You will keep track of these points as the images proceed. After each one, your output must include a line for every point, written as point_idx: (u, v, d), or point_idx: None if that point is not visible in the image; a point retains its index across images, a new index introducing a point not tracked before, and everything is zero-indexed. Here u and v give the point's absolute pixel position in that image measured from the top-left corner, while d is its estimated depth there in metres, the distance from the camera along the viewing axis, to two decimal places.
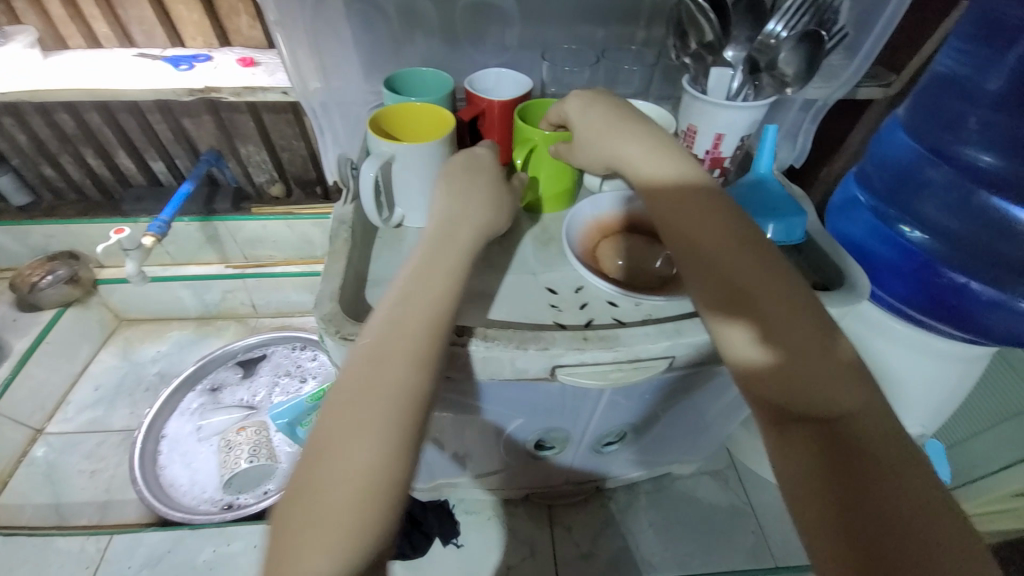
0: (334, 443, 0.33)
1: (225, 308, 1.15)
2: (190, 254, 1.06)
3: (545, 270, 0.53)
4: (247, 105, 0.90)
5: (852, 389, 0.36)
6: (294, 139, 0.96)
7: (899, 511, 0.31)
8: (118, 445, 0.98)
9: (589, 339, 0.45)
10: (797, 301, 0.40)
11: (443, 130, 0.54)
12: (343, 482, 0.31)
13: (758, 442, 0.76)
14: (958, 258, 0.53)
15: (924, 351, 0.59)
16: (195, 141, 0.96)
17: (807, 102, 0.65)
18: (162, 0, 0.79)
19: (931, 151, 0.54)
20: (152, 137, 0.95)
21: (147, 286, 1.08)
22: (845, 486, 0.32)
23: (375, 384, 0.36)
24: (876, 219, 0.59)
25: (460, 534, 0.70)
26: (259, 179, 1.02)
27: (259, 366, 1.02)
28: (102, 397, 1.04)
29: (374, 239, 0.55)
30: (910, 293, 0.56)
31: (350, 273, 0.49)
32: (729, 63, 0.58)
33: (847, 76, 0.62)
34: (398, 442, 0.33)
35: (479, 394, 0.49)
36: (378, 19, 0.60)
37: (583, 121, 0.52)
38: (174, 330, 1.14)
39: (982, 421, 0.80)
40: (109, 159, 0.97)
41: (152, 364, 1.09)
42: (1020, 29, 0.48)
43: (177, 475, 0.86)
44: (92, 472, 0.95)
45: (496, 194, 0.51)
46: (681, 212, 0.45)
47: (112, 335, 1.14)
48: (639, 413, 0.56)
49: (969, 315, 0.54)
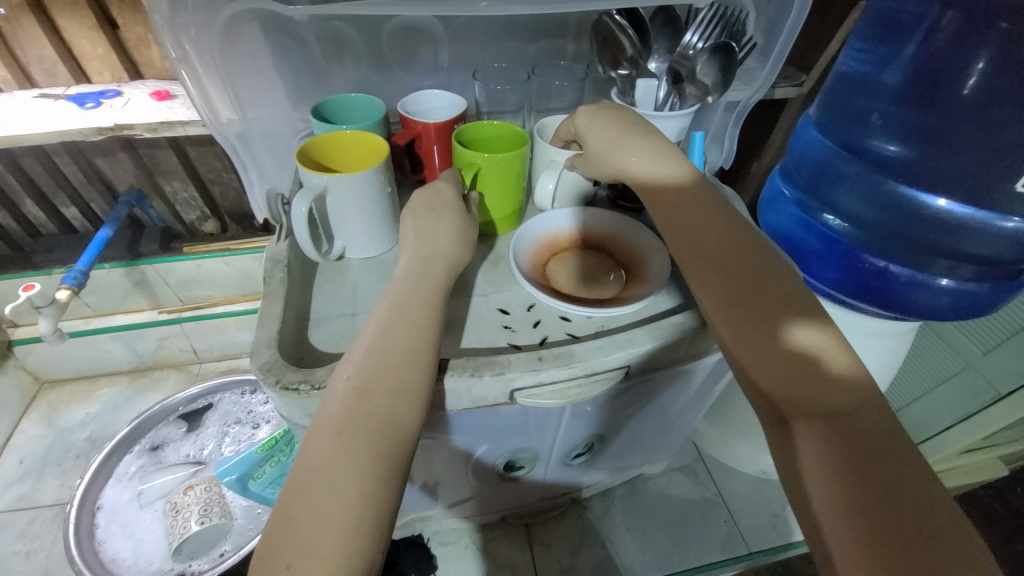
0: (311, 488, 0.33)
1: (162, 357, 1.07)
2: (117, 302, 0.98)
3: (495, 291, 0.52)
4: (168, 140, 0.85)
5: (847, 381, 0.39)
6: (225, 172, 0.91)
7: (903, 487, 0.33)
8: (51, 521, 0.88)
9: (543, 358, 0.45)
10: (791, 302, 0.43)
11: (379, 156, 0.53)
12: (320, 527, 0.32)
13: (722, 433, 0.78)
14: (876, 243, 0.57)
15: (857, 331, 0.63)
16: (113, 182, 0.89)
17: (729, 105, 0.68)
18: (62, 36, 0.73)
19: (842, 146, 0.58)
20: (63, 181, 0.87)
21: (71, 343, 0.99)
22: (859, 475, 0.34)
23: (354, 426, 0.36)
24: (802, 211, 0.63)
25: (437, 568, 0.68)
26: (189, 216, 0.96)
27: (205, 416, 0.95)
28: (28, 469, 0.94)
29: (314, 275, 0.53)
30: (839, 279, 0.60)
31: (289, 315, 0.46)
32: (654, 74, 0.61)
33: (762, 79, 0.64)
34: (377, 481, 0.34)
35: (440, 425, 0.47)
36: (299, 47, 0.58)
37: (593, 134, 0.54)
38: (105, 387, 1.05)
39: (919, 387, 0.86)
40: (15, 209, 0.89)
41: (83, 428, 0.99)
42: (909, 29, 0.52)
43: (119, 548, 0.79)
44: (20, 556, 0.85)
45: (438, 219, 0.51)
46: (685, 224, 0.48)
47: (34, 400, 1.03)
48: (602, 423, 0.56)
49: (892, 295, 0.58)
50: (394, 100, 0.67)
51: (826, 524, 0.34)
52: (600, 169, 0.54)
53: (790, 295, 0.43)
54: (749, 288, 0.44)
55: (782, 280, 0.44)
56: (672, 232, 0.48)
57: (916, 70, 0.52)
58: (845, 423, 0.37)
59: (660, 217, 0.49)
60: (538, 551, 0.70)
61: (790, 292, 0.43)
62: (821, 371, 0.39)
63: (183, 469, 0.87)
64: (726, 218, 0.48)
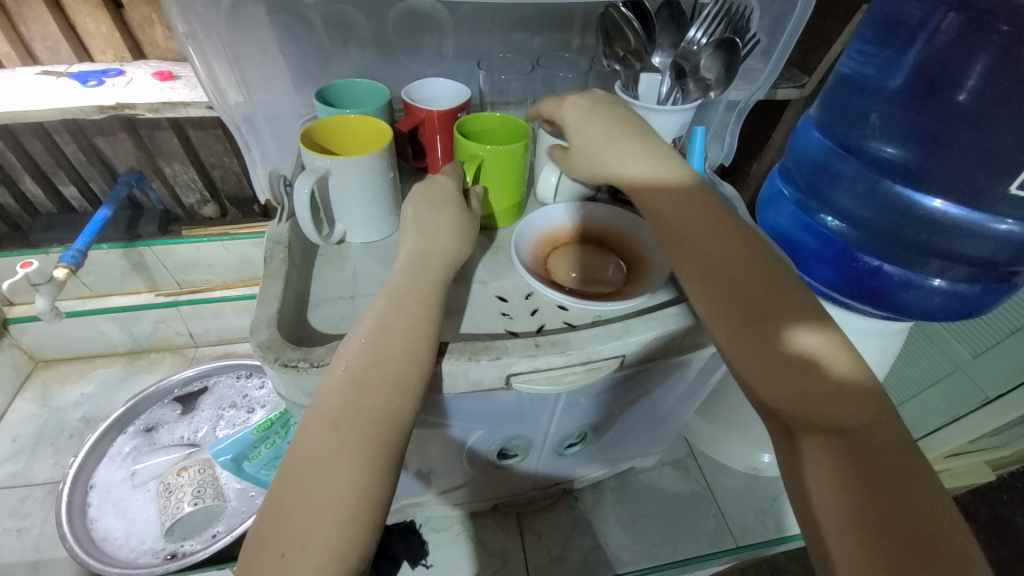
0: (304, 481, 0.34)
1: (158, 340, 1.07)
2: (114, 283, 0.98)
3: (494, 278, 0.53)
4: (169, 121, 0.85)
5: (859, 399, 0.39)
6: (225, 156, 0.91)
7: (909, 511, 0.35)
8: (44, 499, 0.88)
9: (540, 344, 0.45)
10: (803, 315, 0.43)
11: (381, 143, 0.53)
12: (313, 520, 0.33)
13: (714, 429, 0.79)
14: (872, 243, 0.58)
15: (852, 329, 0.64)
16: (112, 162, 0.89)
17: (731, 103, 0.69)
18: (66, 14, 0.73)
19: (841, 146, 0.59)
20: (63, 160, 0.87)
21: (67, 322, 0.98)
22: (872, 495, 0.36)
23: (348, 419, 0.37)
24: (799, 211, 0.64)
25: (429, 554, 0.69)
26: (188, 199, 0.96)
27: (201, 399, 0.95)
28: (21, 447, 0.94)
29: (315, 258, 0.53)
30: (834, 278, 0.61)
31: (290, 295, 0.47)
32: (658, 68, 0.62)
33: (765, 78, 0.65)
34: (374, 472, 0.36)
35: (439, 410, 0.48)
36: (305, 32, 0.58)
37: (583, 134, 0.54)
38: (100, 369, 1.05)
39: (910, 389, 0.87)
40: (14, 186, 0.88)
41: (76, 408, 0.99)
42: (913, 30, 0.52)
43: (111, 527, 0.79)
44: (13, 533, 0.85)
45: (438, 210, 0.51)
46: (688, 237, 0.48)
47: (28, 379, 1.03)
48: (597, 413, 0.56)
49: (886, 294, 0.58)
50: (398, 88, 0.67)
51: (838, 546, 0.35)
52: (588, 170, 0.54)
53: (797, 302, 0.43)
54: (756, 300, 0.43)
55: (787, 287, 0.44)
56: (676, 245, 0.48)
57: (915, 72, 0.53)
58: (853, 443, 0.38)
59: (661, 228, 0.49)
60: (529, 540, 0.71)
61: (795, 300, 0.44)
62: (829, 383, 0.40)
63: (177, 451, 0.87)
64: (730, 225, 0.48)
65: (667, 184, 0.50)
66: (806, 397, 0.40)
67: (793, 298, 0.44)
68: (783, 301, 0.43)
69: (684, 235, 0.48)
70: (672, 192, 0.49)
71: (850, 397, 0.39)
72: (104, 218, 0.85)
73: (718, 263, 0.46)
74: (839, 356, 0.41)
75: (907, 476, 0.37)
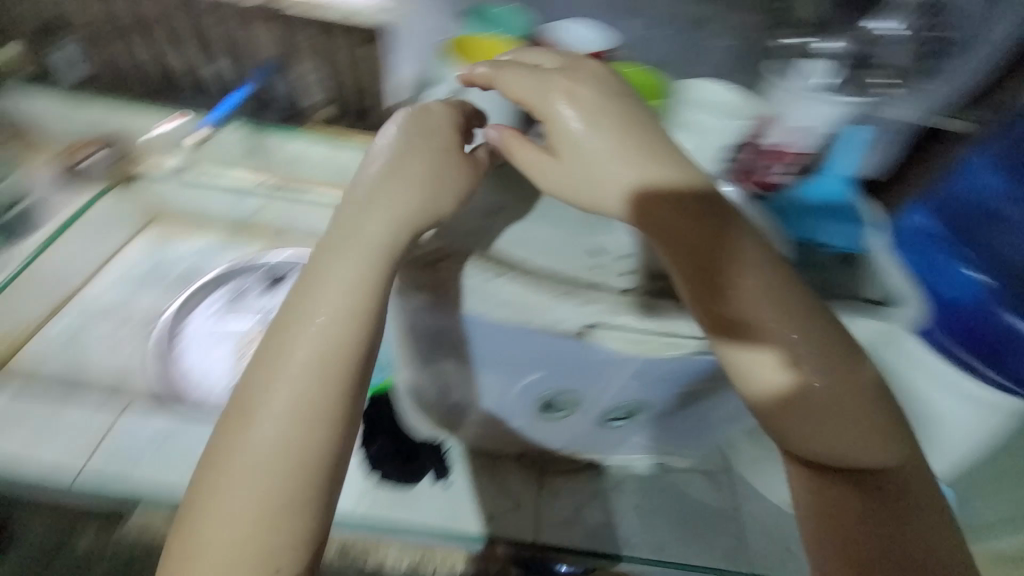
0: (225, 503, 0.42)
1: (260, 220, 1.04)
2: (235, 156, 0.98)
3: (601, 233, 0.54)
4: (317, 23, 0.94)
5: (887, 451, 0.46)
6: (354, 59, 0.98)
7: (914, 528, 0.47)
8: (139, 331, 0.96)
9: (630, 304, 0.50)
10: (852, 378, 0.46)
11: (576, 63, 0.57)
12: (223, 529, 0.41)
13: (761, 453, 0.76)
14: (1010, 297, 0.59)
15: (954, 388, 0.60)
16: (259, 52, 0.99)
17: (896, 125, 0.73)
18: None
19: (1011, 196, 0.65)
20: (226, 38, 0.98)
21: (181, 182, 0.99)
22: (867, 516, 0.47)
23: (271, 465, 0.42)
24: (947, 250, 0.65)
25: (450, 475, 0.72)
26: (309, 99, 1.04)
27: (283, 277, 1.00)
28: (128, 282, 1.01)
29: (457, 157, 0.53)
30: (955, 326, 0.59)
31: (422, 202, 0.50)
32: (823, 73, 0.66)
33: (942, 96, 0.69)
34: (312, 438, 0.44)
35: (499, 329, 0.49)
36: None
37: (588, 141, 0.50)
38: (202, 234, 1.06)
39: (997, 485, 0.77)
40: (178, 49, 0.99)
41: (179, 263, 1.04)
42: None
43: (191, 366, 0.90)
44: (110, 350, 0.94)
45: (587, 144, 0.50)
46: (719, 289, 0.46)
47: (144, 228, 1.06)
48: (658, 399, 0.57)
49: (1006, 355, 0.56)
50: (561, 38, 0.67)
51: (828, 542, 0.49)
52: (568, 186, 0.51)
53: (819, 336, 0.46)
54: (781, 349, 0.45)
55: (814, 315, 0.46)
56: (698, 293, 0.46)
57: None
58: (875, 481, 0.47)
59: (706, 256, 0.46)
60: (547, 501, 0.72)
61: (819, 332, 0.46)
62: (865, 429, 0.46)
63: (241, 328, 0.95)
64: (759, 257, 0.47)
65: (700, 194, 0.48)
66: (836, 448, 0.46)
67: (815, 330, 0.46)
68: (832, 356, 0.46)
69: (727, 267, 0.46)
70: (707, 219, 0.47)
71: (874, 450, 0.46)
72: (235, 100, 0.97)
73: (767, 309, 0.45)
74: (873, 413, 0.46)
75: (913, 506, 0.47)
